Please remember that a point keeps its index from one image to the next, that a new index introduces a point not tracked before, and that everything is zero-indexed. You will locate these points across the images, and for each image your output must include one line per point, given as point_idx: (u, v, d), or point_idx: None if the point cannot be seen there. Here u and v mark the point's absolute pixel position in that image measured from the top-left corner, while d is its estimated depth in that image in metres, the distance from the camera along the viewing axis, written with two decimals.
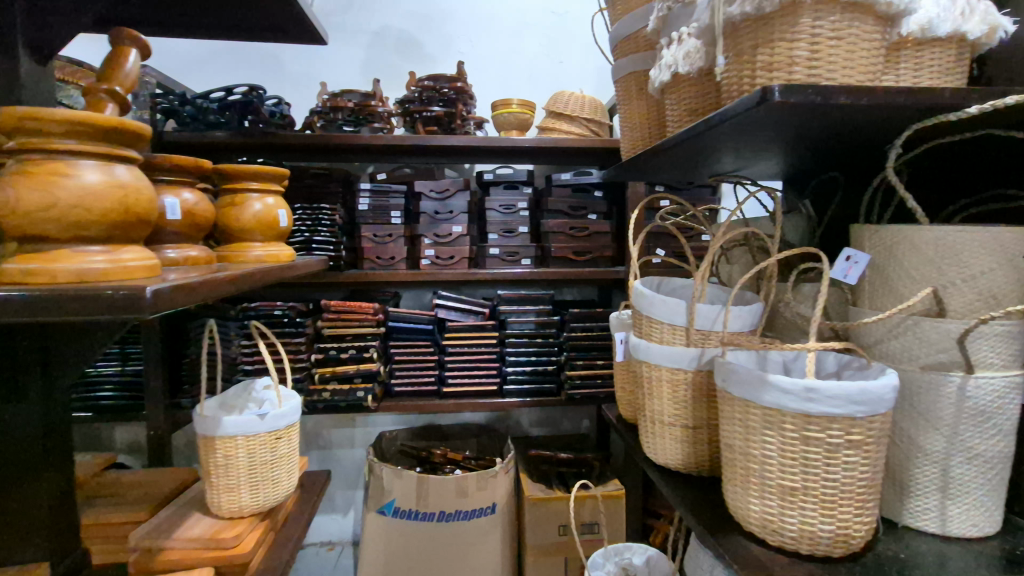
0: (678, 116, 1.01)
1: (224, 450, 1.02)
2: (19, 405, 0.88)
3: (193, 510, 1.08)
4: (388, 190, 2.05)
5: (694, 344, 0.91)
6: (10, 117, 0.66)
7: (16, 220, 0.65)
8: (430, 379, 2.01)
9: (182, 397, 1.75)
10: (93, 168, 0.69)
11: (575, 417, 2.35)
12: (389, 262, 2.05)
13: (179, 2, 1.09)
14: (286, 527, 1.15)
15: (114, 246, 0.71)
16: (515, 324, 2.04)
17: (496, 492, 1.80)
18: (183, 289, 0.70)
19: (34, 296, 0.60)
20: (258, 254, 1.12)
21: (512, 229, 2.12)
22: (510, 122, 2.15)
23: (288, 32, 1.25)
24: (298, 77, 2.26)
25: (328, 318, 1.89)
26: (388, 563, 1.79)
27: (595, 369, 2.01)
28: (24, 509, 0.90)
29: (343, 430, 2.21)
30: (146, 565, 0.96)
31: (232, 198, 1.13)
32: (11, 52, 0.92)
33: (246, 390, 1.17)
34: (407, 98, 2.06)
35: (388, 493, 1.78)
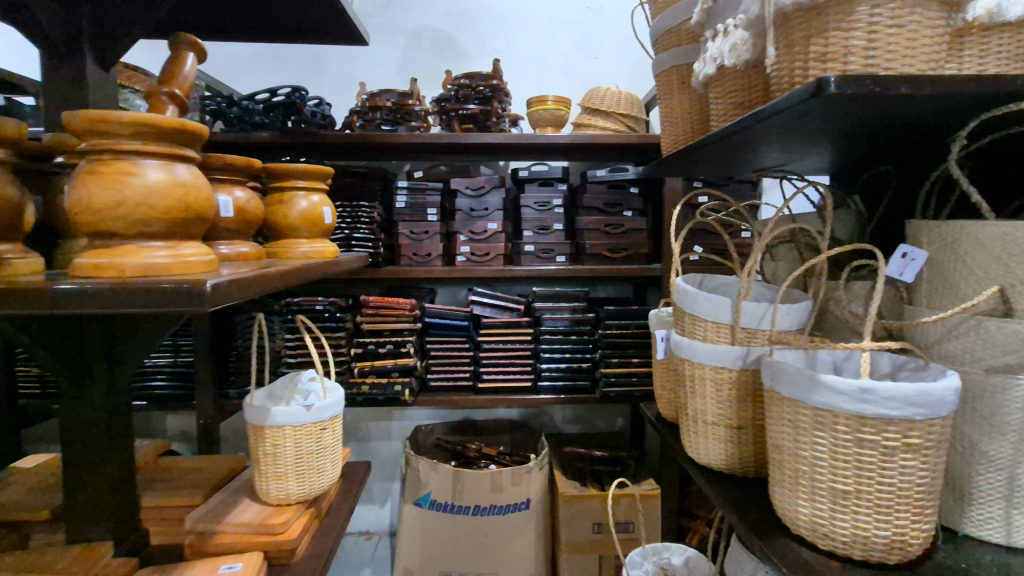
0: (723, 110, 0.99)
1: (273, 439, 1.06)
2: (87, 391, 0.93)
3: (243, 496, 1.13)
4: (424, 187, 2.08)
5: (739, 342, 0.90)
6: (82, 120, 0.70)
7: (89, 217, 0.69)
8: (465, 374, 2.03)
9: (230, 388, 1.82)
10: (156, 167, 0.72)
11: (609, 416, 2.34)
12: (425, 258, 2.08)
13: (231, 7, 1.13)
14: (330, 515, 1.18)
15: (174, 241, 0.74)
16: (549, 321, 2.04)
17: (530, 488, 1.81)
18: (239, 284, 0.73)
19: (105, 289, 0.64)
20: (305, 251, 1.16)
21: (547, 226, 2.12)
22: (546, 119, 2.14)
23: (332, 33, 1.28)
24: (338, 78, 2.31)
25: (367, 313, 1.93)
26: (424, 555, 1.82)
27: (630, 367, 2.00)
28: (91, 489, 0.95)
29: (380, 423, 2.25)
30: (201, 547, 1.01)
31: (280, 196, 1.17)
32: (78, 59, 0.97)
33: (292, 381, 1.21)
34: (444, 96, 2.08)
35: (425, 486, 1.81)
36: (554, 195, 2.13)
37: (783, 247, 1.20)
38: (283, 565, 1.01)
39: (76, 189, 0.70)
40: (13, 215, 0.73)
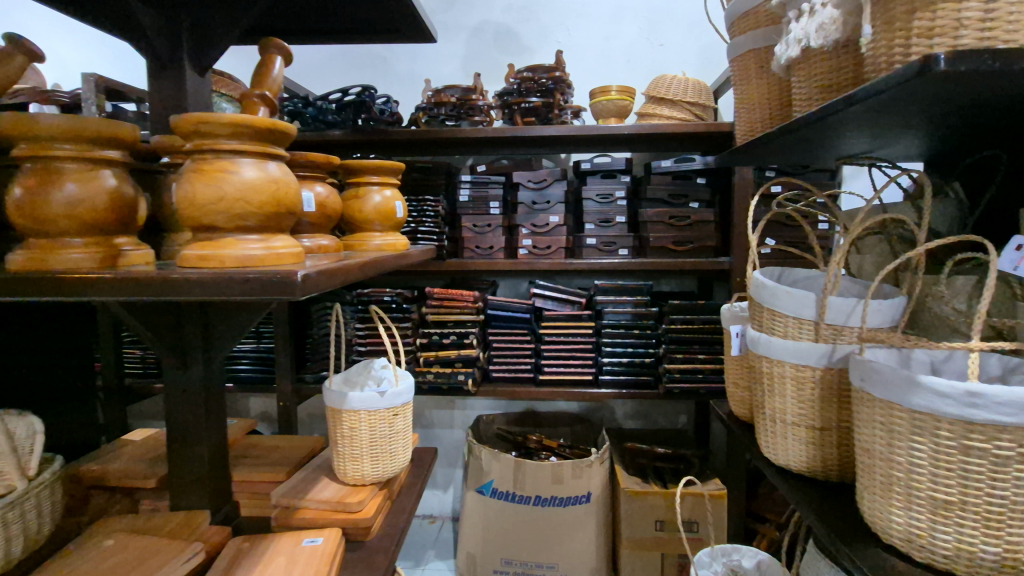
0: (807, 94, 0.94)
1: (349, 422, 1.12)
2: (186, 372, 1.02)
3: (322, 475, 1.19)
4: (487, 181, 2.11)
5: (824, 340, 0.85)
6: (187, 122, 0.75)
7: (194, 213, 0.75)
8: (526, 366, 2.04)
9: (306, 373, 1.93)
10: (250, 165, 0.77)
11: (672, 413, 2.29)
12: (488, 251, 2.11)
13: (311, 11, 1.19)
14: (401, 498, 1.23)
15: (267, 234, 0.79)
16: (611, 314, 2.00)
17: (591, 481, 1.81)
18: (324, 275, 0.76)
19: (211, 279, 0.69)
20: (379, 243, 1.20)
21: (609, 218, 2.09)
22: (609, 110, 2.11)
23: (404, 32, 1.31)
24: (404, 76, 2.38)
25: (432, 305, 1.98)
26: (486, 541, 1.86)
27: (695, 363, 1.94)
28: (190, 462, 1.04)
29: (443, 411, 2.32)
30: (286, 520, 1.07)
31: (356, 191, 1.22)
32: (178, 67, 1.05)
33: (366, 368, 1.25)
34: (506, 90, 2.09)
35: (487, 474, 1.85)
36: (618, 186, 2.09)
37: (871, 239, 1.13)
38: (359, 542, 1.07)
39: (183, 186, 0.76)
40: (129, 212, 0.80)
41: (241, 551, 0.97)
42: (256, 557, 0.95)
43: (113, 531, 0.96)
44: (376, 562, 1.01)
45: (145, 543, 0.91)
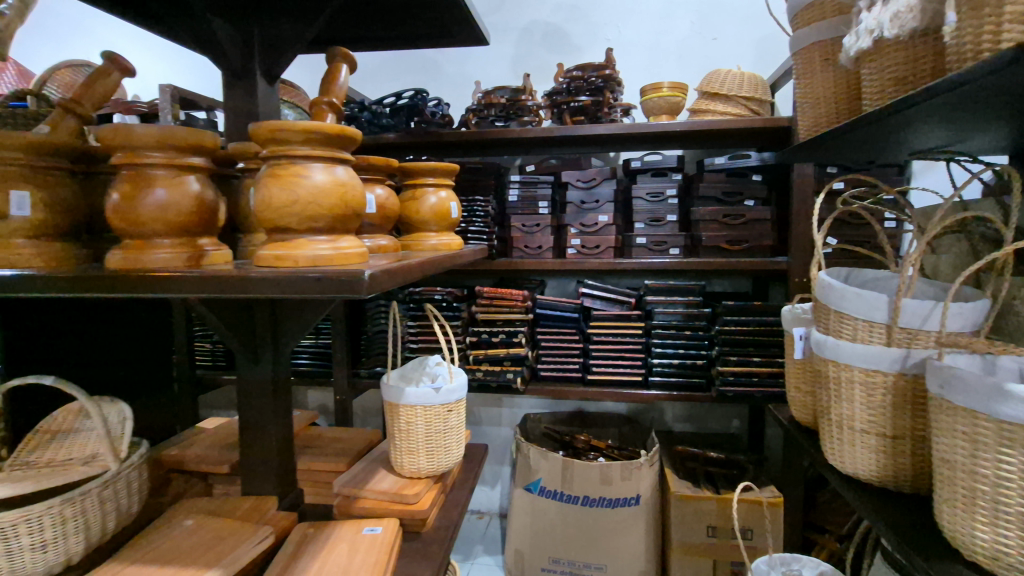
0: (878, 87, 0.89)
1: (407, 417, 1.16)
2: (257, 365, 1.08)
3: (380, 466, 1.24)
4: (536, 181, 2.12)
5: (897, 344, 0.82)
6: (264, 130, 0.79)
7: (270, 215, 0.80)
8: (574, 366, 2.04)
9: (361, 368, 2.00)
10: (320, 170, 0.81)
11: (724, 416, 2.23)
12: (537, 251, 2.12)
13: (370, 18, 1.23)
14: (454, 492, 1.26)
15: (334, 235, 0.83)
16: (662, 315, 1.97)
17: (641, 484, 1.79)
18: (388, 274, 0.80)
19: (288, 278, 0.73)
20: (434, 243, 1.24)
21: (659, 217, 2.06)
22: (661, 107, 2.07)
23: (458, 36, 1.34)
24: (455, 78, 2.42)
25: (481, 303, 2.01)
26: (534, 539, 1.87)
27: (750, 366, 1.88)
28: (260, 449, 1.10)
29: (491, 409, 2.35)
30: (347, 509, 1.12)
31: (413, 192, 1.25)
32: (250, 77, 1.11)
33: (420, 365, 1.27)
34: (556, 90, 2.09)
35: (535, 472, 1.86)
36: (669, 184, 2.05)
37: (949, 238, 1.06)
38: (415, 533, 1.10)
39: (259, 190, 0.81)
40: (210, 214, 0.85)
41: (306, 536, 1.02)
42: (321, 543, 1.00)
43: (191, 512, 1.03)
44: (432, 554, 1.04)
45: (221, 525, 0.98)
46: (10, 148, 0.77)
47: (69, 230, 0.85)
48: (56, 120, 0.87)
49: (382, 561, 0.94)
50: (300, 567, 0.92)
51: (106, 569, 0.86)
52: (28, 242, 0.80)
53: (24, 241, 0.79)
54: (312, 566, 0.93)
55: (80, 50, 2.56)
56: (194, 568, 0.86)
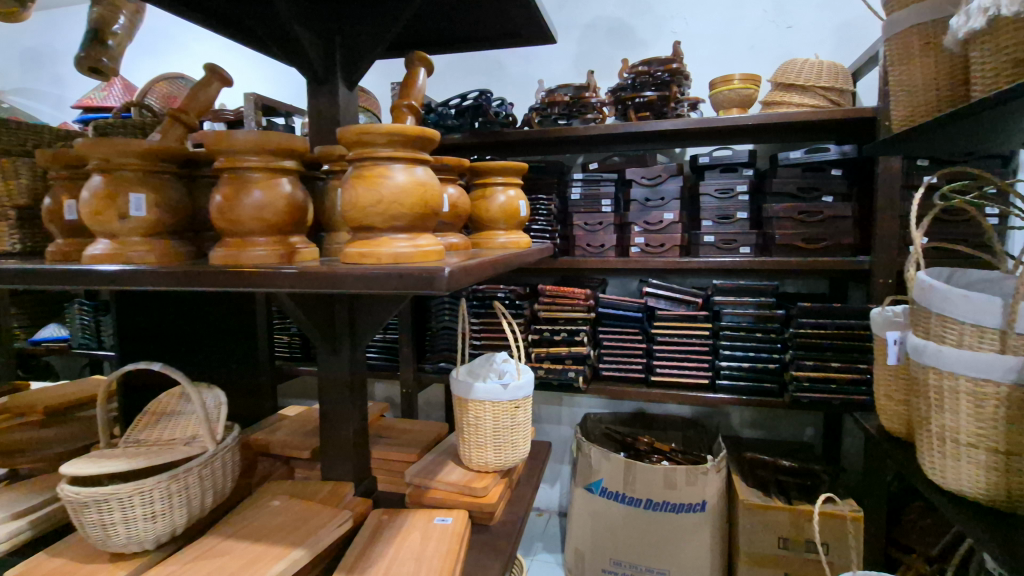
0: (991, 73, 0.83)
1: (475, 411, 1.19)
2: (336, 357, 1.14)
3: (449, 459, 1.27)
4: (599, 178, 2.09)
5: (1011, 352, 0.78)
6: (351, 133, 0.83)
7: (356, 215, 0.83)
8: (637, 366, 2.01)
9: (426, 362, 2.06)
10: (401, 170, 0.84)
11: (796, 424, 2.13)
12: (599, 249, 2.10)
13: (443, 20, 1.26)
14: (520, 487, 1.28)
15: (414, 233, 0.86)
16: (730, 316, 1.91)
17: (707, 490, 1.74)
18: (466, 271, 0.81)
19: (373, 274, 0.76)
20: (503, 241, 1.25)
21: (728, 214, 1.98)
22: (731, 100, 1.99)
23: (526, 36, 1.35)
24: (518, 78, 2.43)
25: (543, 302, 2.01)
26: (595, 540, 1.86)
27: (828, 372, 1.79)
28: (338, 436, 1.16)
29: (551, 407, 2.36)
30: (419, 498, 1.16)
31: (483, 191, 1.27)
32: (332, 83, 1.17)
33: (488, 361, 1.28)
34: (620, 86, 2.05)
35: (597, 472, 1.85)
36: (739, 180, 1.97)
37: None
38: (484, 526, 1.12)
39: (346, 191, 0.85)
40: (301, 214, 0.90)
41: (381, 522, 1.06)
42: (395, 530, 1.03)
43: (277, 494, 1.10)
44: (500, 547, 1.05)
45: (304, 507, 1.04)
46: (129, 155, 0.85)
47: (177, 229, 0.93)
48: (166, 128, 0.95)
49: (454, 550, 0.97)
50: (377, 552, 0.97)
51: (205, 542, 0.94)
52: (144, 240, 0.87)
53: (140, 239, 0.87)
54: (388, 552, 0.97)
55: (174, 63, 2.78)
56: (282, 546, 0.92)
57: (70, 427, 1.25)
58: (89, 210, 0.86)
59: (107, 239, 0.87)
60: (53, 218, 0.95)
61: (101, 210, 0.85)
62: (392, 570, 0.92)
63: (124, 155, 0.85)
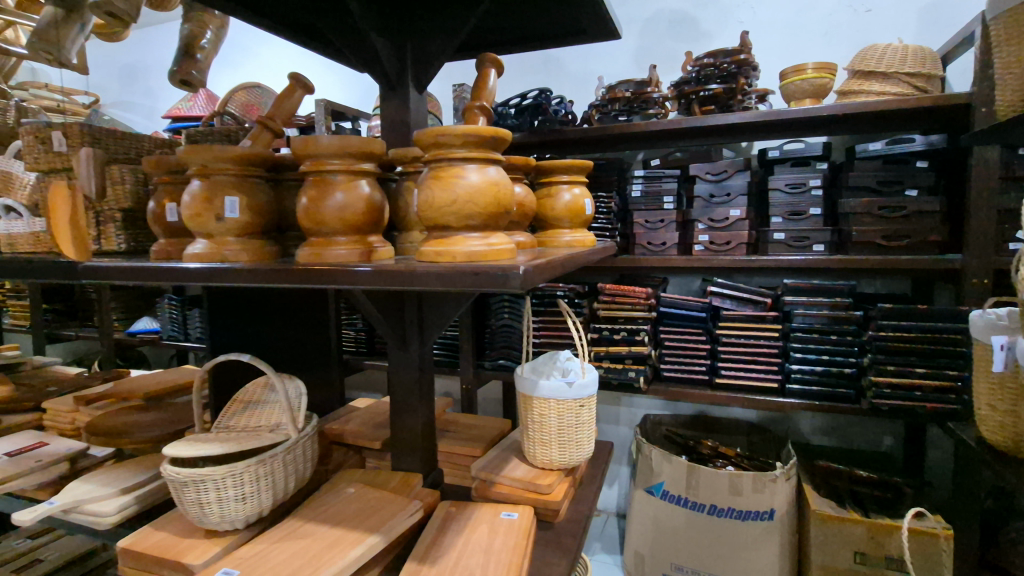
0: None
1: (540, 409, 1.20)
2: (406, 352, 1.18)
3: (513, 454, 1.28)
4: (661, 174, 2.05)
5: None
6: (427, 135, 0.85)
7: (432, 215, 0.86)
8: (701, 368, 1.95)
9: (485, 359, 2.09)
10: (475, 170, 0.86)
11: (873, 433, 2.01)
12: (661, 247, 2.04)
13: (508, 20, 1.27)
14: (583, 486, 1.27)
15: (486, 232, 0.87)
16: (802, 317, 1.83)
17: (776, 498, 1.68)
18: (538, 270, 0.81)
19: (449, 272, 0.78)
20: (568, 240, 1.24)
21: (800, 210, 1.89)
22: (804, 90, 1.89)
23: (591, 32, 1.33)
24: (577, 75, 2.42)
25: (603, 300, 1.99)
26: (655, 543, 1.83)
27: (911, 378, 1.68)
28: (408, 428, 1.20)
29: (610, 407, 2.34)
30: (484, 492, 1.18)
31: (548, 190, 1.27)
32: (404, 88, 1.20)
33: (551, 359, 1.28)
34: (683, 79, 2.00)
35: (657, 475, 1.82)
36: (813, 174, 1.88)
37: None
38: (548, 523, 1.13)
39: (422, 192, 0.87)
40: (378, 215, 0.94)
41: (449, 513, 1.09)
42: (463, 522, 1.06)
43: (351, 481, 1.15)
44: (566, 545, 1.06)
45: (377, 495, 1.08)
46: (225, 160, 0.92)
47: (266, 229, 0.99)
48: (255, 134, 1.01)
49: (521, 545, 0.98)
50: (446, 543, 0.99)
51: (287, 524, 0.99)
52: (237, 239, 0.94)
53: (234, 239, 0.94)
54: (457, 544, 0.99)
55: (251, 72, 2.96)
56: (358, 532, 0.96)
57: (165, 411, 1.36)
58: (189, 213, 0.93)
59: (204, 239, 0.94)
60: (157, 220, 1.03)
61: (201, 212, 0.92)
62: (462, 561, 0.94)
63: (220, 160, 0.92)
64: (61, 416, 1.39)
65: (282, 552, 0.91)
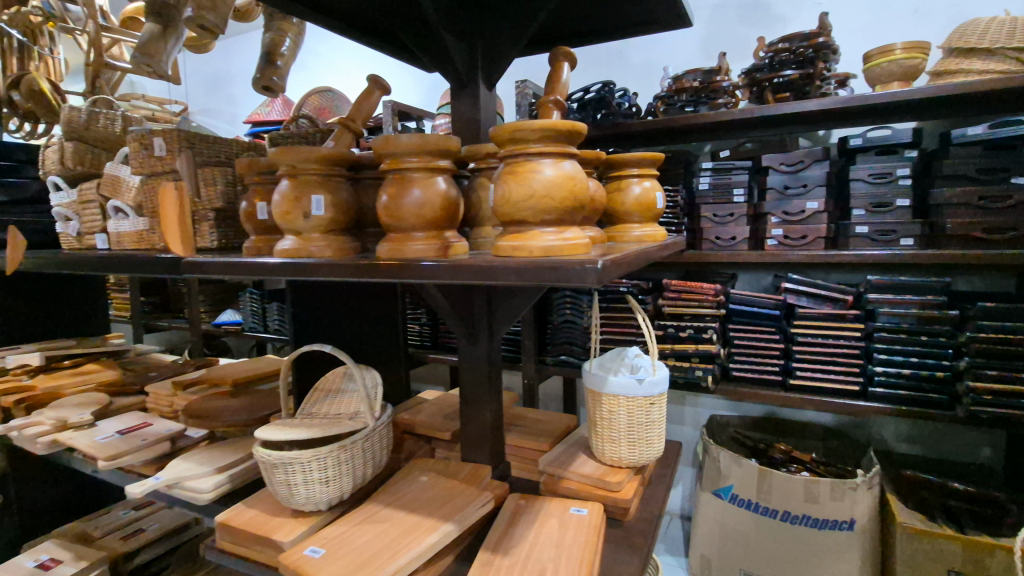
0: None
1: (609, 405, 1.19)
2: (475, 346, 1.20)
3: (580, 450, 1.27)
4: (730, 167, 1.97)
5: None
6: (504, 131, 0.86)
7: (509, 210, 0.86)
8: (774, 369, 1.86)
9: (547, 355, 2.10)
10: (550, 165, 0.86)
11: (968, 443, 1.85)
12: (730, 242, 1.97)
13: (578, 12, 1.25)
14: (652, 486, 1.25)
15: (561, 226, 0.87)
16: (887, 316, 1.73)
17: (857, 507, 1.59)
18: (615, 264, 0.80)
19: (526, 266, 0.78)
20: (638, 235, 1.21)
21: (885, 202, 1.77)
22: (891, 73, 1.76)
23: (663, 21, 1.30)
24: (641, 67, 2.37)
25: (668, 297, 1.95)
26: (723, 548, 1.77)
27: (1015, 385, 1.54)
28: (477, 422, 1.22)
29: (674, 406, 2.28)
30: (553, 486, 1.18)
31: (617, 184, 1.26)
32: (474, 86, 1.22)
33: (619, 356, 1.27)
34: (755, 66, 1.91)
35: (726, 478, 1.76)
36: (900, 163, 1.75)
37: None
38: (619, 521, 1.12)
39: (498, 188, 0.88)
40: (454, 211, 0.96)
41: (519, 506, 1.10)
42: (533, 515, 1.07)
43: (423, 470, 1.18)
44: (636, 543, 1.04)
45: (450, 484, 1.11)
46: (311, 161, 0.97)
47: (347, 226, 1.03)
48: (337, 135, 1.05)
49: (592, 542, 0.97)
50: (517, 535, 1.00)
51: (367, 508, 1.04)
52: (322, 236, 0.98)
53: (320, 235, 0.98)
54: (528, 536, 1.00)
55: (322, 78, 3.10)
56: (433, 519, 0.99)
57: (252, 397, 1.45)
58: (279, 211, 0.98)
59: (293, 236, 0.99)
60: (248, 217, 1.10)
61: (289, 211, 0.97)
62: (534, 553, 0.95)
63: (307, 161, 0.97)
64: (161, 399, 1.52)
65: (364, 535, 0.95)
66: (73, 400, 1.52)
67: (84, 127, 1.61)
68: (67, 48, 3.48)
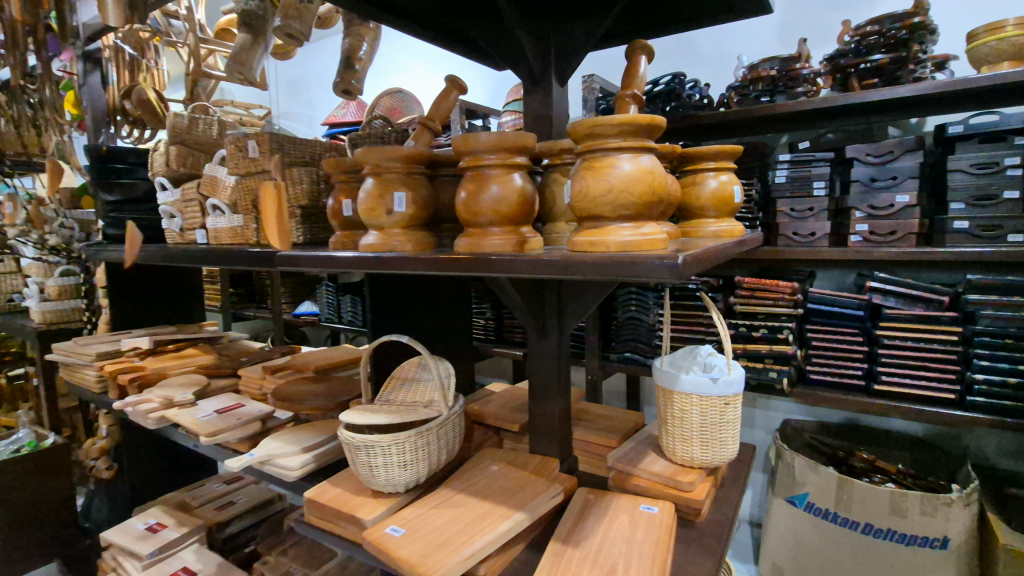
0: None
1: (681, 404, 1.16)
2: (545, 340, 1.22)
3: (649, 448, 1.26)
4: (810, 158, 1.86)
5: None
6: (582, 126, 0.86)
7: (587, 205, 0.87)
8: (856, 373, 1.76)
9: (611, 352, 2.08)
10: (628, 160, 0.85)
11: None
12: (809, 238, 1.87)
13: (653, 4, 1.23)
14: (725, 488, 1.22)
15: (638, 221, 0.86)
16: (990, 319, 1.59)
17: (951, 525, 1.48)
18: (694, 259, 0.78)
19: (603, 261, 0.78)
20: (714, 230, 1.18)
21: (989, 195, 1.62)
22: (1001, 52, 1.60)
23: (741, 9, 1.25)
24: (713, 56, 2.29)
25: (740, 295, 1.89)
26: (797, 558, 1.70)
27: None
28: (546, 415, 1.24)
29: (744, 408, 2.20)
30: (621, 483, 1.18)
31: (692, 178, 1.23)
32: (546, 83, 1.22)
33: (692, 354, 1.24)
34: (840, 51, 1.80)
35: (801, 485, 1.68)
36: (1008, 151, 1.59)
37: None
38: (690, 521, 1.10)
39: (575, 183, 0.89)
40: (530, 206, 0.97)
41: (589, 500, 1.10)
42: (603, 509, 1.07)
43: (493, 460, 1.22)
44: (709, 546, 1.03)
45: (521, 475, 1.13)
46: (393, 160, 1.01)
47: (426, 222, 1.07)
48: (418, 134, 1.10)
49: (665, 541, 0.97)
50: (588, 529, 1.01)
51: (441, 492, 1.08)
52: (403, 231, 1.02)
53: (402, 230, 1.03)
54: (599, 530, 1.01)
55: (392, 79, 3.21)
56: (505, 507, 1.02)
57: (333, 383, 1.54)
58: (365, 208, 1.04)
59: (376, 231, 1.04)
60: (334, 214, 1.17)
61: (375, 207, 1.02)
62: (605, 547, 0.96)
63: (390, 160, 1.01)
64: (252, 382, 1.64)
65: (440, 518, 0.99)
66: (177, 380, 1.67)
67: (187, 131, 1.76)
68: (168, 59, 3.81)
